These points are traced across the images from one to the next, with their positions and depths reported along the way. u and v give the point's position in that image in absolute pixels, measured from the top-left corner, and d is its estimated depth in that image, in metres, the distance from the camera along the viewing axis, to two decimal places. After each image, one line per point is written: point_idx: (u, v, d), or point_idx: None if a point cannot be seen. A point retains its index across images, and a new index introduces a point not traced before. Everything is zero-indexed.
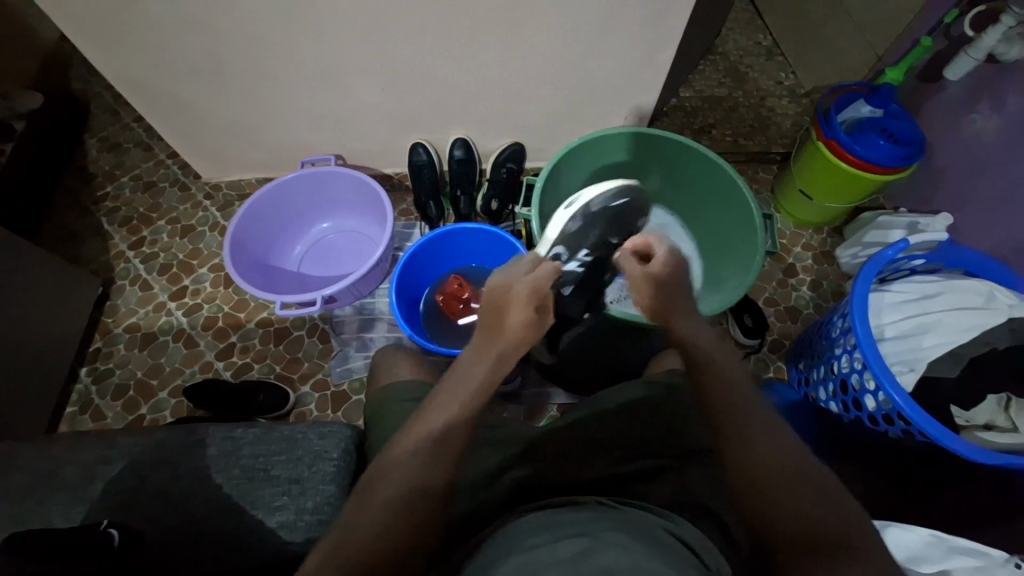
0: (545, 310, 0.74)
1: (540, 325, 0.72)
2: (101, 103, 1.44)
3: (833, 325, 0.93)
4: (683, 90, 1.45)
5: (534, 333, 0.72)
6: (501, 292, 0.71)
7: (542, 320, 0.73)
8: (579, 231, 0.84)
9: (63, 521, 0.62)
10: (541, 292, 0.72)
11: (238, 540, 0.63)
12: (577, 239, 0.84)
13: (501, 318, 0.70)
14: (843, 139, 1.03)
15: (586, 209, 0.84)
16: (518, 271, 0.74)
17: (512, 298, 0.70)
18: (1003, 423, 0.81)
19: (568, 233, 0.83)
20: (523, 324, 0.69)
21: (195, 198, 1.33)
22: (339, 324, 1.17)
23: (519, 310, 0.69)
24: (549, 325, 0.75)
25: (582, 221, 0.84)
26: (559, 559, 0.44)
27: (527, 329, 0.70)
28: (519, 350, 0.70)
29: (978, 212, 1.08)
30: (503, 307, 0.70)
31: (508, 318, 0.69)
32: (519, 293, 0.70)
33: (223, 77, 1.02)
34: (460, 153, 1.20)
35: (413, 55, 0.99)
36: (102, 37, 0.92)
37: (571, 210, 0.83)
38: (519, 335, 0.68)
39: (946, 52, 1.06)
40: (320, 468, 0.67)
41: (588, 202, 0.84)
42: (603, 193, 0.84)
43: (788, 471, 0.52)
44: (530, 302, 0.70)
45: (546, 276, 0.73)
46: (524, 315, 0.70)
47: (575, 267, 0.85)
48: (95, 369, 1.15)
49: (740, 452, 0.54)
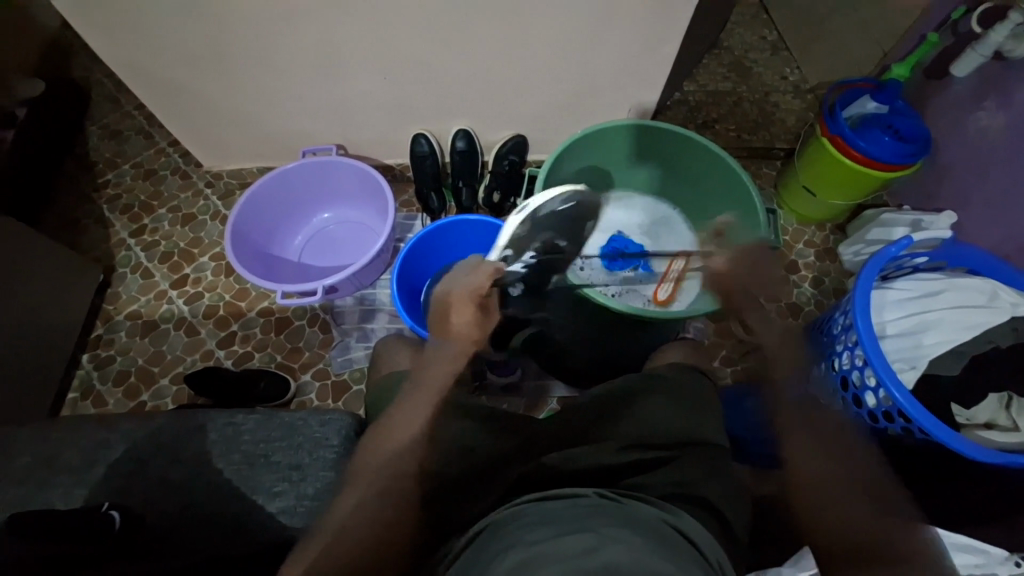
0: (488, 307, 0.85)
1: (485, 320, 0.83)
2: (103, 90, 1.43)
3: (835, 322, 0.93)
4: (687, 84, 1.44)
5: (482, 328, 0.82)
6: (441, 301, 0.81)
7: (485, 317, 0.83)
8: (527, 235, 0.93)
9: (64, 503, 0.62)
10: (478, 293, 0.81)
11: (237, 526, 0.63)
12: (522, 243, 0.93)
13: (448, 321, 0.79)
14: (848, 135, 1.02)
15: (535, 213, 0.93)
16: (456, 280, 0.84)
17: (452, 304, 0.80)
18: (1005, 422, 0.80)
19: (517, 236, 0.92)
20: (466, 322, 0.79)
21: (196, 186, 1.33)
22: (340, 314, 1.18)
23: (460, 313, 0.79)
24: (494, 322, 0.85)
25: (529, 226, 0.92)
26: (562, 555, 0.44)
27: (472, 326, 0.80)
28: (470, 345, 0.79)
29: (983, 210, 1.07)
30: (446, 311, 0.80)
31: (453, 320, 0.79)
32: (457, 297, 0.80)
33: (225, 66, 1.01)
34: (462, 145, 1.20)
35: (417, 45, 0.98)
36: (104, 25, 0.92)
37: (521, 214, 0.91)
38: (466, 332, 0.79)
39: (952, 49, 1.05)
40: (321, 455, 0.68)
41: (537, 207, 0.93)
42: (549, 201, 0.93)
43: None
44: (468, 301, 0.80)
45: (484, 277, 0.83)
46: (467, 316, 0.80)
47: (519, 268, 0.93)
48: (96, 356, 1.15)
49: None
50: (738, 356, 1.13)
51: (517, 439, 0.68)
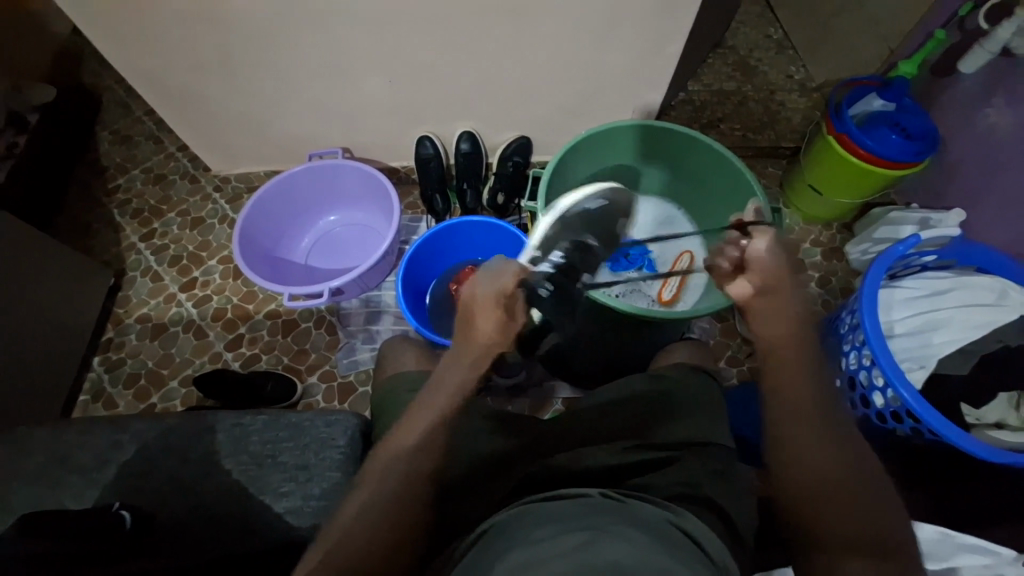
0: (518, 309, 0.67)
1: (514, 323, 0.67)
2: (113, 96, 1.46)
3: (842, 321, 0.92)
4: (692, 84, 1.44)
5: (509, 335, 0.67)
6: (465, 301, 0.66)
7: (515, 321, 0.67)
8: (556, 235, 0.85)
9: (75, 503, 0.63)
10: (506, 293, 0.65)
11: (245, 525, 0.63)
12: (552, 242, 0.84)
13: (471, 325, 0.65)
14: (854, 133, 1.02)
15: (564, 214, 0.86)
16: (481, 275, 0.67)
17: (475, 309, 0.65)
18: (1014, 422, 0.79)
19: (546, 236, 0.84)
20: (491, 328, 0.64)
21: (205, 190, 1.35)
22: (346, 316, 1.18)
23: (485, 315, 0.64)
24: (524, 326, 0.68)
25: (560, 225, 0.85)
26: (566, 554, 0.44)
27: (499, 333, 0.65)
28: (495, 353, 0.66)
29: (992, 208, 1.06)
30: (468, 314, 0.65)
31: (476, 324, 0.65)
32: (482, 301, 0.64)
33: (232, 71, 1.03)
34: (466, 147, 1.21)
35: (420, 48, 0.99)
36: (114, 31, 0.93)
37: (551, 214, 0.86)
38: (490, 341, 0.64)
39: (960, 46, 1.04)
40: (327, 456, 0.68)
41: (566, 207, 0.87)
42: (579, 200, 0.88)
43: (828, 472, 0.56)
44: (495, 307, 0.64)
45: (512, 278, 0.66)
46: (494, 320, 0.64)
47: (547, 268, 0.81)
48: (107, 358, 1.17)
49: (796, 448, 0.57)
50: (744, 356, 1.12)
51: (522, 439, 0.68)
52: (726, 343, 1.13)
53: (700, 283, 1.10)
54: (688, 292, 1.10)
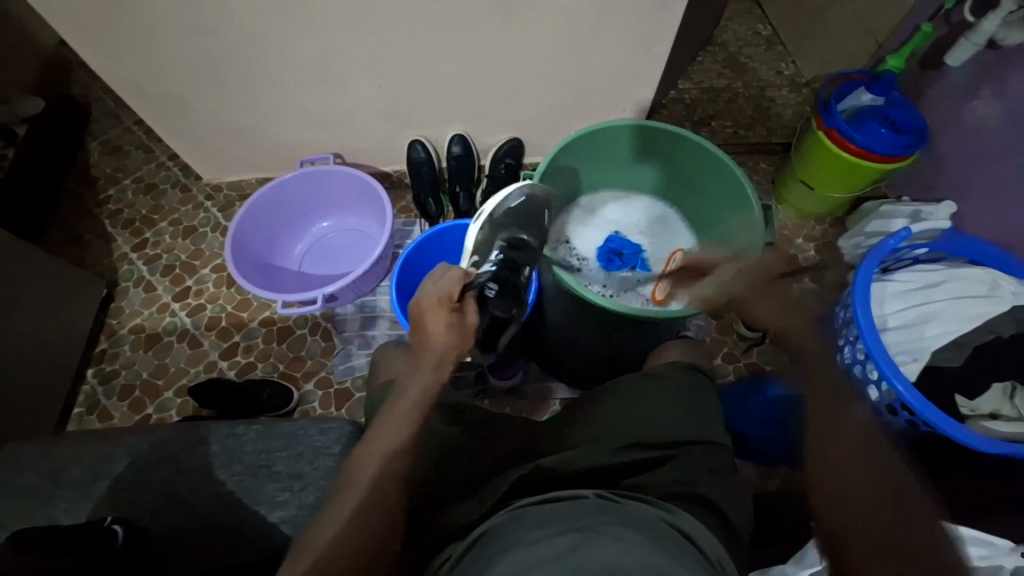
0: (467, 309, 0.71)
1: (466, 325, 0.69)
2: (103, 107, 1.45)
3: (836, 316, 0.92)
4: (682, 82, 1.44)
5: (466, 335, 0.69)
6: (414, 311, 0.69)
7: (465, 320, 0.69)
8: (488, 237, 0.90)
9: (69, 517, 0.63)
10: (450, 296, 0.68)
11: (240, 536, 0.63)
12: (487, 244, 0.89)
13: (423, 331, 0.67)
14: (844, 128, 1.02)
15: (492, 216, 0.91)
16: (427, 286, 0.72)
17: (424, 316, 0.68)
18: (1009, 412, 0.79)
19: (481, 241, 0.90)
20: (443, 330, 0.66)
21: (197, 199, 1.34)
22: (341, 322, 1.18)
23: (434, 319, 0.67)
24: (477, 323, 0.70)
25: (490, 228, 0.90)
26: (559, 555, 0.44)
27: (451, 332, 0.67)
28: (452, 353, 0.67)
29: (982, 200, 1.06)
30: (420, 323, 0.68)
31: (427, 329, 0.67)
32: (429, 306, 0.67)
33: (220, 79, 1.02)
34: (458, 150, 1.20)
35: (409, 52, 0.99)
36: (100, 42, 0.93)
37: (479, 221, 0.91)
38: (443, 342, 0.66)
39: (947, 39, 1.05)
40: (322, 464, 0.68)
41: (493, 210, 0.91)
42: (505, 200, 0.91)
43: (848, 475, 0.60)
44: (440, 307, 0.67)
45: (454, 280, 0.70)
46: (442, 321, 0.67)
47: (489, 267, 0.85)
48: (101, 370, 1.16)
49: (821, 454, 0.63)
50: (739, 353, 1.13)
51: (518, 442, 0.68)
52: (722, 341, 1.13)
53: None
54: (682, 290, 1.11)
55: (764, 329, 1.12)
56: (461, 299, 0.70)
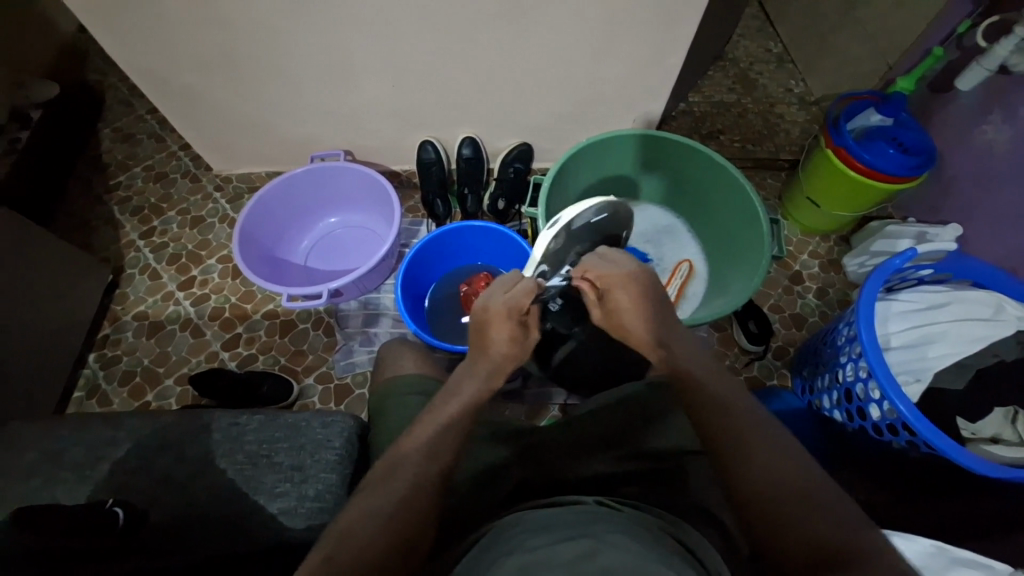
0: (528, 323, 0.78)
1: (527, 338, 0.77)
2: (117, 94, 1.46)
3: (839, 333, 0.92)
4: (692, 95, 1.46)
5: (523, 349, 0.77)
6: (480, 312, 0.76)
7: (525, 334, 0.77)
8: (560, 248, 0.87)
9: (68, 499, 0.63)
10: (518, 308, 0.76)
11: (238, 525, 0.63)
12: (558, 255, 0.88)
13: (486, 336, 0.74)
14: (852, 147, 1.02)
15: (567, 227, 0.86)
16: (496, 291, 0.78)
17: (492, 322, 0.74)
18: (1009, 436, 0.80)
19: (552, 251, 0.87)
20: (506, 340, 0.73)
21: (206, 189, 1.35)
22: (343, 318, 1.18)
23: (499, 327, 0.74)
24: (535, 340, 0.78)
25: (565, 238, 0.87)
26: (560, 562, 0.44)
27: (510, 345, 0.74)
28: (506, 364, 0.73)
29: (989, 224, 1.07)
30: (483, 327, 0.75)
31: (492, 335, 0.74)
32: (498, 315, 0.74)
33: (236, 72, 1.03)
34: (468, 152, 1.21)
35: (425, 54, 1.00)
36: (120, 30, 0.93)
37: (554, 229, 0.85)
38: (504, 351, 0.73)
39: (958, 63, 1.06)
40: (323, 457, 0.68)
41: (570, 220, 0.87)
42: (584, 213, 0.87)
43: (767, 470, 0.53)
44: (508, 318, 0.74)
45: (524, 292, 0.77)
46: (506, 332, 0.74)
47: (559, 282, 0.89)
48: (102, 355, 1.17)
49: (745, 453, 0.55)
50: (741, 365, 1.13)
51: (522, 445, 0.69)
52: (723, 353, 1.14)
53: (697, 293, 1.11)
54: (687, 300, 1.11)
55: (766, 343, 1.12)
56: (527, 311, 0.78)
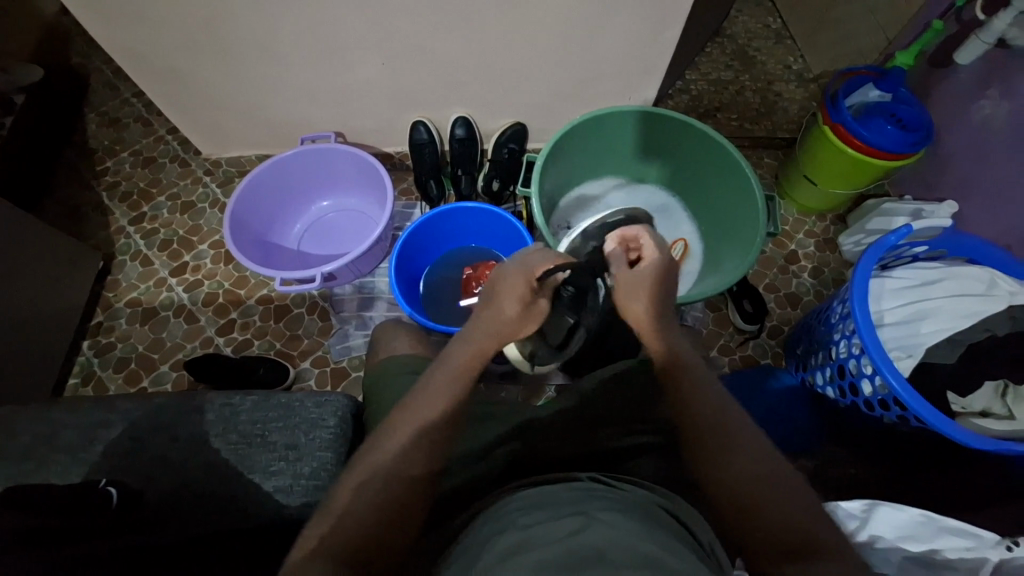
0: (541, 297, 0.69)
1: (537, 308, 0.68)
2: (101, 78, 1.43)
3: (833, 310, 0.92)
4: (689, 73, 1.43)
5: (530, 320, 0.67)
6: (496, 277, 0.70)
7: (536, 304, 0.68)
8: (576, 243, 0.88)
9: (62, 481, 0.63)
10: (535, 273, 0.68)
11: (234, 504, 0.63)
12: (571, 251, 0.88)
13: (496, 296, 0.67)
14: (850, 124, 1.01)
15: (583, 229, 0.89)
16: (515, 260, 0.73)
17: (504, 282, 0.68)
18: (999, 409, 0.81)
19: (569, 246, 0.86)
20: (515, 302, 0.65)
21: (196, 173, 1.33)
22: (338, 302, 1.18)
23: (511, 288, 0.66)
24: (543, 314, 0.69)
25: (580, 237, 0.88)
26: (553, 540, 0.44)
27: (518, 309, 0.65)
28: (507, 330, 0.65)
29: (984, 201, 1.07)
30: (495, 289, 0.68)
31: (500, 296, 0.66)
32: (511, 275, 0.68)
33: (222, 54, 1.01)
34: (461, 132, 1.19)
35: (415, 32, 0.97)
36: (99, 8, 0.90)
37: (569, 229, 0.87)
38: (508, 313, 0.65)
39: (957, 37, 1.04)
40: (317, 436, 0.68)
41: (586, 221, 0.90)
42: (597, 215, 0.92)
43: (755, 463, 0.53)
44: (523, 279, 0.67)
45: (543, 261, 0.71)
46: (518, 294, 0.66)
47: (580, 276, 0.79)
48: (96, 342, 1.16)
49: (739, 442, 0.55)
50: (736, 345, 1.14)
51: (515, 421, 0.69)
52: (718, 332, 1.15)
53: (692, 271, 1.11)
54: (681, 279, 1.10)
55: (761, 322, 1.12)
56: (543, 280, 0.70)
